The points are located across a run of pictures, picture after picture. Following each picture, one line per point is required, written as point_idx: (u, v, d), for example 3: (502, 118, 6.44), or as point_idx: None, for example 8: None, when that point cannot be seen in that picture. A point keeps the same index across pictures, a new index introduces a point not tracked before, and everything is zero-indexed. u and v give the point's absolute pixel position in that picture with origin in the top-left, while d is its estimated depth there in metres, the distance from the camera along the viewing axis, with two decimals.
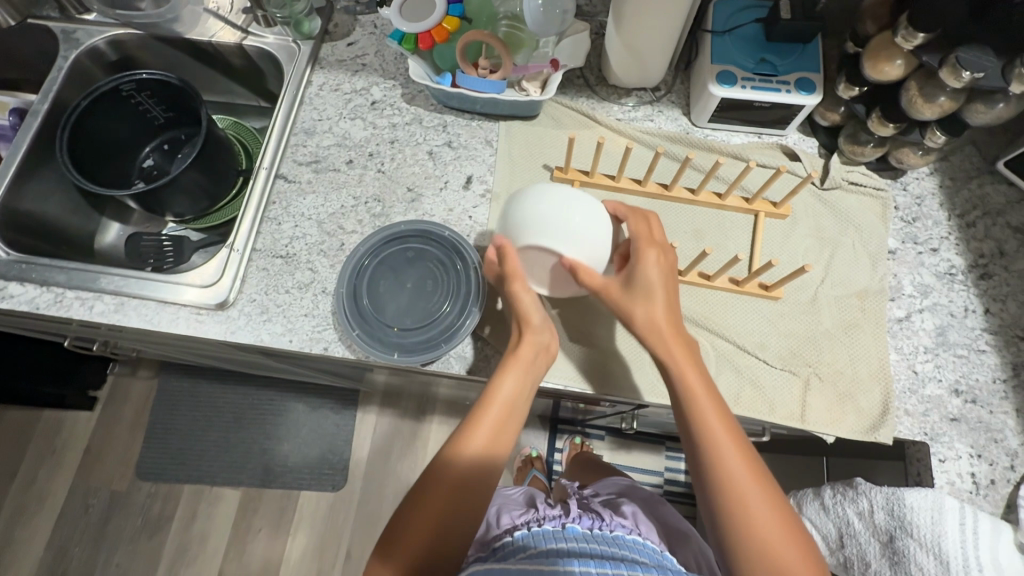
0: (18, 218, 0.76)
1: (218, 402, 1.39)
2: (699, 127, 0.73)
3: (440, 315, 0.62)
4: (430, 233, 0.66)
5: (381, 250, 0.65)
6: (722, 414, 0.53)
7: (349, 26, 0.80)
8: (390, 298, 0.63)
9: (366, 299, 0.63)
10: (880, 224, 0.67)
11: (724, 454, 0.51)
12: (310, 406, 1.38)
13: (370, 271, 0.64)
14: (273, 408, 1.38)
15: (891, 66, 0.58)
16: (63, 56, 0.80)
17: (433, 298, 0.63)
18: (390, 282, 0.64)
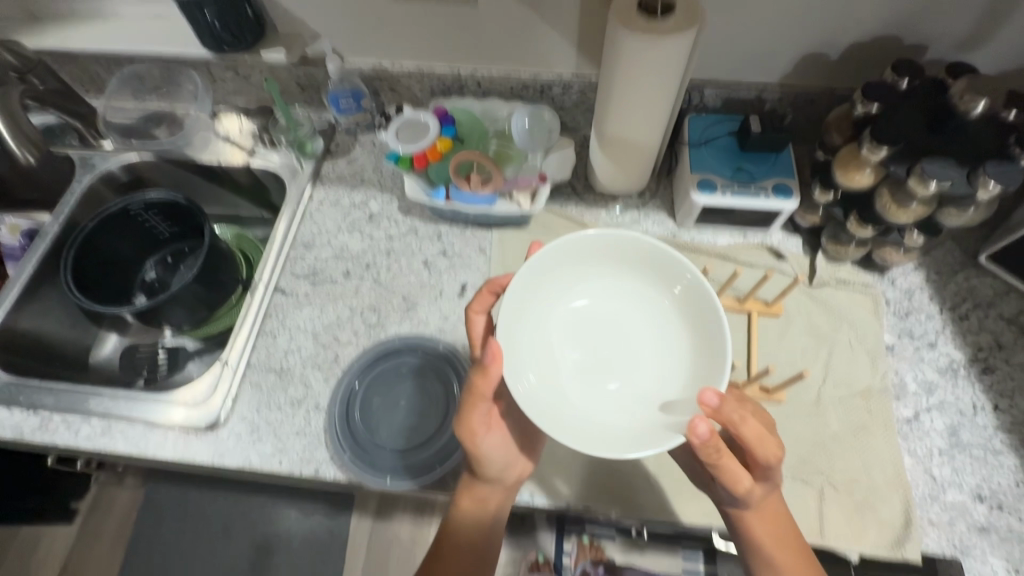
0: (15, 339, 0.76)
1: (206, 510, 1.32)
2: (685, 229, 0.75)
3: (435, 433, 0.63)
4: (424, 345, 0.68)
5: (372, 368, 0.67)
6: (777, 520, 0.52)
7: (350, 144, 0.86)
8: (383, 417, 0.64)
9: (358, 415, 0.64)
10: (874, 320, 0.67)
11: (781, 568, 0.51)
12: (303, 512, 1.30)
13: (362, 392, 0.65)
14: (263, 516, 1.31)
15: (861, 174, 0.61)
16: (78, 181, 0.84)
17: (426, 415, 0.64)
18: (384, 398, 0.65)
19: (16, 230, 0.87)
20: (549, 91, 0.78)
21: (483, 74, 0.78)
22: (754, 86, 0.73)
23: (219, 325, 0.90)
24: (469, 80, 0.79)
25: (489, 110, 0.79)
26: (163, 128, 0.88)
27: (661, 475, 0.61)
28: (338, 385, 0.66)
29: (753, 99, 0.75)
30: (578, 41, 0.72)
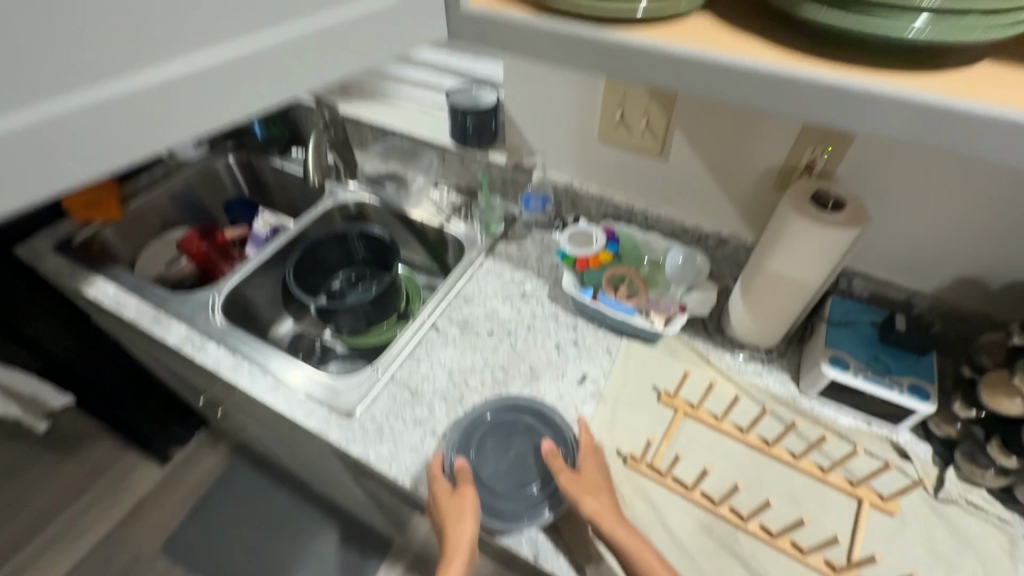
0: (237, 299, 0.99)
1: (272, 500, 1.46)
2: (806, 396, 0.77)
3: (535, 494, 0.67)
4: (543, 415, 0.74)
5: (502, 410, 0.75)
6: (594, 487, 0.63)
7: (524, 235, 1.03)
8: (496, 438, 0.72)
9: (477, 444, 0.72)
10: (1008, 560, 0.61)
11: (640, 549, 0.58)
12: (347, 539, 1.39)
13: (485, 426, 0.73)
14: (311, 527, 1.41)
15: (1009, 402, 0.60)
16: (322, 203, 1.11)
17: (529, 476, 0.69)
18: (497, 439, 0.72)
19: (266, 225, 1.16)
20: (705, 240, 0.89)
21: (653, 211, 0.92)
22: (906, 288, 0.77)
23: (367, 340, 1.06)
24: (638, 212, 0.93)
25: (650, 240, 0.90)
26: (392, 183, 1.13)
27: None
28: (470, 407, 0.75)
29: (901, 300, 0.78)
30: (744, 208, 0.83)
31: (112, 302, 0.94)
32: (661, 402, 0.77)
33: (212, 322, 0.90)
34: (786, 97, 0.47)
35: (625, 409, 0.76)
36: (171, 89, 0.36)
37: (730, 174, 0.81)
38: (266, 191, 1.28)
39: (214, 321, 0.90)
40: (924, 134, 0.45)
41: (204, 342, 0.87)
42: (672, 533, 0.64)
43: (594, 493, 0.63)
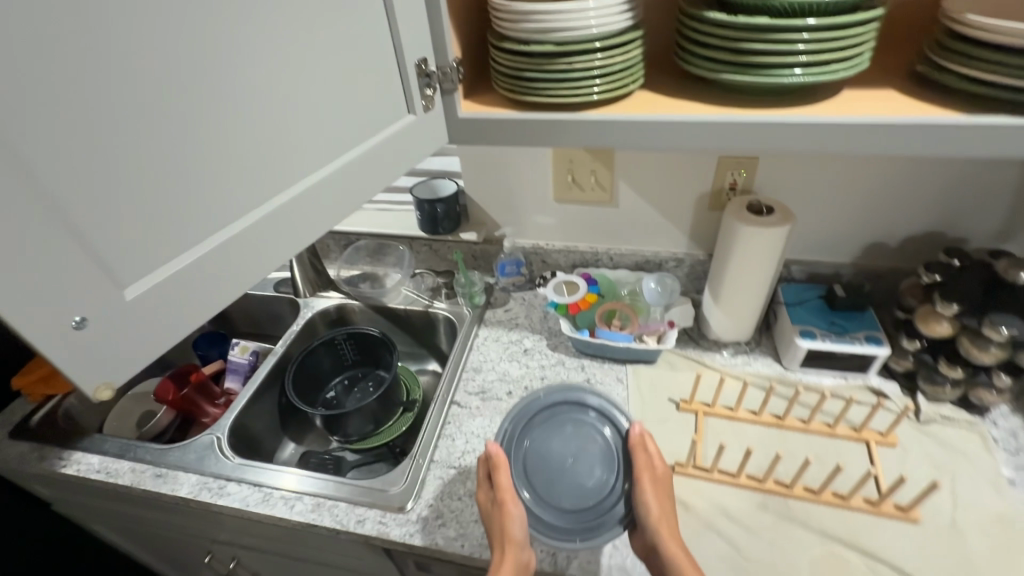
0: (239, 432, 0.95)
1: None
2: (792, 371, 0.90)
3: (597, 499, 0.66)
4: (612, 410, 0.71)
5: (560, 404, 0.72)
6: (666, 520, 0.65)
7: (505, 298, 1.11)
8: (553, 432, 0.70)
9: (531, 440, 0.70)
10: (988, 453, 0.75)
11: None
12: None
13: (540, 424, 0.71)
14: None
15: (939, 325, 0.76)
16: (302, 316, 1.12)
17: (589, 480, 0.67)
18: (557, 434, 0.70)
19: (245, 350, 1.12)
20: (665, 265, 1.04)
21: (616, 251, 1.05)
22: (831, 264, 0.95)
23: (383, 438, 1.04)
24: (604, 255, 1.06)
25: (621, 276, 1.03)
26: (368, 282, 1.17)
27: None
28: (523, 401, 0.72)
29: (831, 274, 0.96)
30: (690, 230, 0.99)
31: (99, 474, 0.86)
32: (681, 410, 0.85)
33: (224, 461, 0.86)
34: (723, 136, 0.61)
35: (654, 425, 0.84)
36: (261, 233, 0.48)
37: (671, 206, 0.97)
38: (233, 321, 1.26)
39: (226, 461, 0.86)
40: (821, 144, 0.60)
41: (222, 485, 0.83)
42: (735, 518, 0.71)
43: (666, 525, 0.64)
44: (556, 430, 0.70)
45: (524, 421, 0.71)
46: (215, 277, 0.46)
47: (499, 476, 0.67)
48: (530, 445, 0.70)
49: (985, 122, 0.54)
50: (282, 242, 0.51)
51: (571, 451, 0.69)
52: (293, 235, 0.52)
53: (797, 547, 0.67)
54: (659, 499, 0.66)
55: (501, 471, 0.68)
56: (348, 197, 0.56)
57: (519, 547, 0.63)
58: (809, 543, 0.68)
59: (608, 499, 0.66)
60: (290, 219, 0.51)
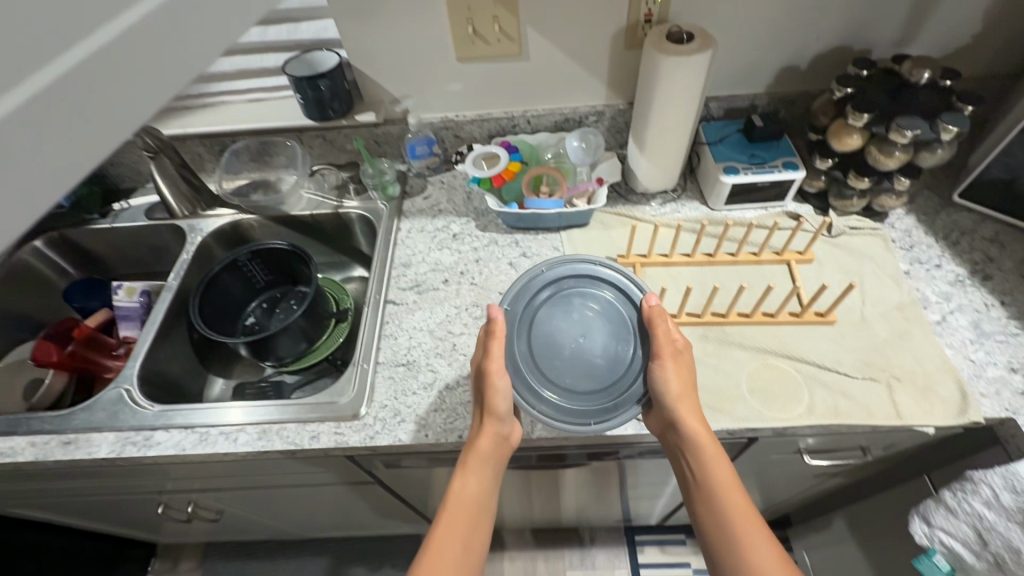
0: (152, 379, 0.84)
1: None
2: (718, 210, 0.91)
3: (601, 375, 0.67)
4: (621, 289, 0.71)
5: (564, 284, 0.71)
6: (687, 393, 0.64)
7: (423, 185, 1.01)
8: (557, 314, 0.70)
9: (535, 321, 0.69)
10: (889, 252, 0.82)
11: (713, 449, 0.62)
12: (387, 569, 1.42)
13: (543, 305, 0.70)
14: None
15: (850, 139, 0.78)
16: (190, 241, 0.96)
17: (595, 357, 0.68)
18: (560, 316, 0.70)
19: (133, 292, 0.96)
20: (585, 121, 0.97)
21: (532, 113, 0.96)
22: (748, 95, 0.93)
23: (320, 354, 0.98)
24: (520, 118, 0.97)
25: (542, 140, 0.96)
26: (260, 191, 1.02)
27: (753, 391, 0.70)
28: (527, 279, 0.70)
29: (747, 106, 0.94)
30: (608, 77, 0.92)
31: None
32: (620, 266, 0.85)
33: (143, 412, 0.76)
34: None
35: None
36: None
37: (586, 51, 0.88)
38: (108, 263, 1.07)
39: (145, 411, 0.77)
40: None
41: (148, 435, 0.74)
42: None
43: (686, 399, 0.64)
44: (561, 312, 0.70)
45: (525, 304, 0.69)
46: (22, 162, 0.28)
47: (493, 347, 0.66)
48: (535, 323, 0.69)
49: None
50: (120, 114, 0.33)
51: (581, 331, 0.69)
52: (128, 100, 0.34)
53: (736, 366, 0.73)
54: (679, 376, 0.64)
55: (494, 345, 0.66)
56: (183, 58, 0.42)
57: (504, 416, 0.65)
58: (746, 361, 0.73)
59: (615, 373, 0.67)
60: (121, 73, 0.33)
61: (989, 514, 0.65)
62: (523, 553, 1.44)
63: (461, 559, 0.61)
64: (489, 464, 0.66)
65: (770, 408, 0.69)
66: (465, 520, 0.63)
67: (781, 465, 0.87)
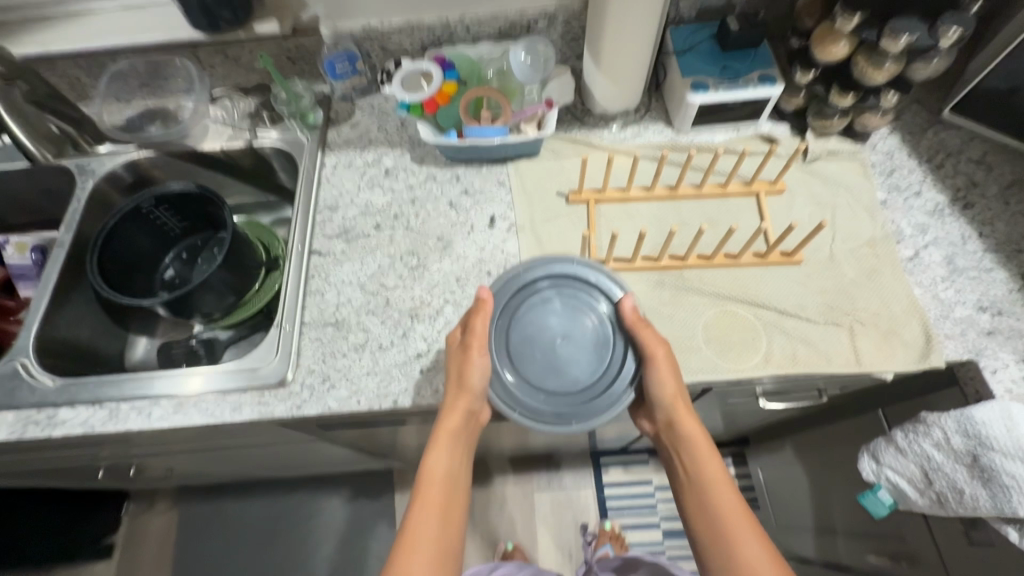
0: (54, 348, 0.76)
1: (266, 518, 1.47)
2: (684, 134, 0.80)
3: (609, 364, 0.63)
4: (558, 270, 0.65)
5: (517, 295, 0.64)
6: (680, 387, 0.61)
7: (349, 110, 0.87)
8: (536, 332, 0.63)
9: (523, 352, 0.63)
10: (866, 180, 0.74)
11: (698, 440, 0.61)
12: (362, 503, 1.48)
13: (512, 327, 0.63)
14: (318, 513, 1.47)
15: (836, 47, 0.67)
16: (79, 186, 0.83)
17: (592, 354, 0.63)
18: (532, 328, 0.63)
19: (24, 249, 0.85)
20: (534, 27, 0.82)
21: (471, 18, 0.81)
22: None
23: (249, 310, 0.90)
24: (457, 25, 0.81)
25: (483, 53, 0.82)
26: (156, 122, 0.86)
27: (708, 342, 0.65)
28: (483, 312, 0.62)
29: (723, 5, 0.80)
30: None
31: None
32: (572, 203, 0.76)
33: (44, 387, 0.69)
34: None
35: (546, 227, 0.75)
36: None
37: None
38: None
39: (45, 386, 0.69)
40: None
41: (51, 414, 0.67)
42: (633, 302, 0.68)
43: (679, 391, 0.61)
44: (532, 323, 0.63)
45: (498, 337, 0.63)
46: None
47: (476, 324, 0.60)
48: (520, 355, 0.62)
49: None
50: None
51: (562, 331, 0.63)
52: None
53: (693, 315, 0.67)
54: (674, 373, 0.60)
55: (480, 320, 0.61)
56: None
57: (475, 394, 0.60)
58: (703, 308, 0.67)
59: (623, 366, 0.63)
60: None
61: (937, 455, 0.64)
62: (493, 479, 1.48)
63: (441, 543, 0.57)
64: (456, 441, 0.62)
65: (725, 361, 0.64)
66: (443, 503, 0.60)
67: (739, 404, 0.85)
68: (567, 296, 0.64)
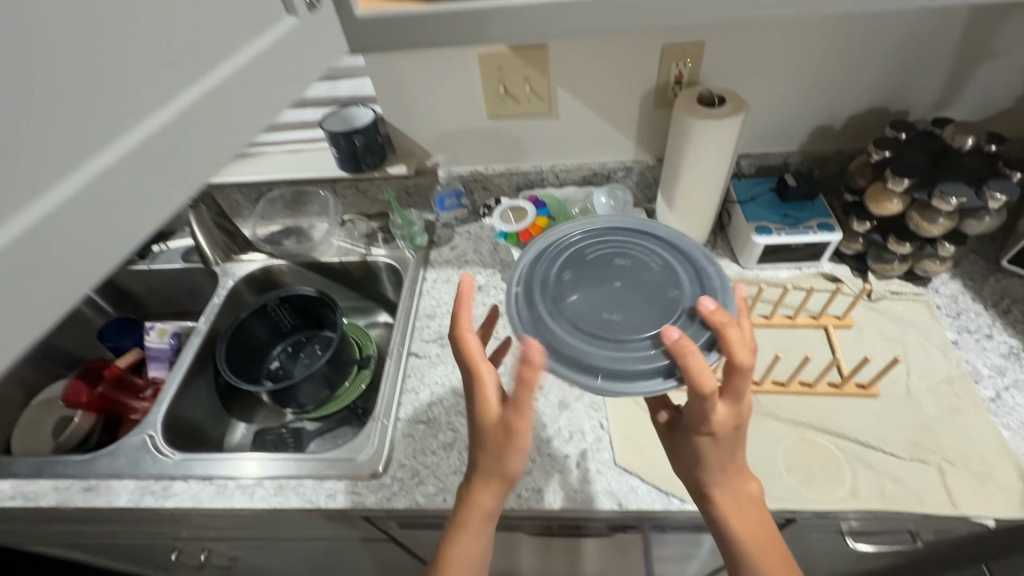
0: (174, 424, 0.85)
1: None
2: (749, 269, 0.89)
3: (680, 276, 0.55)
4: (564, 249, 0.59)
5: (551, 280, 0.56)
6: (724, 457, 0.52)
7: (450, 235, 1.02)
8: (606, 296, 0.54)
9: (620, 319, 0.52)
10: (934, 320, 0.78)
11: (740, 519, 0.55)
12: None
13: (585, 311, 0.53)
14: None
15: (891, 202, 0.76)
16: (222, 285, 0.99)
17: (653, 279, 0.55)
18: (598, 299, 0.54)
19: (163, 334, 0.98)
20: (613, 176, 0.97)
21: (560, 167, 0.97)
22: (779, 153, 0.92)
23: (340, 404, 0.97)
24: (549, 173, 0.98)
25: (569, 195, 0.96)
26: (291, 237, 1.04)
27: (792, 470, 0.66)
28: (526, 261, 0.58)
29: (779, 164, 0.93)
30: (637, 135, 0.92)
31: (15, 500, 0.75)
32: None
33: (165, 460, 0.77)
34: (682, 15, 0.49)
35: None
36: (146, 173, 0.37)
37: (616, 109, 0.89)
38: (145, 302, 1.11)
39: (166, 459, 0.77)
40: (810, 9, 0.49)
41: (167, 485, 0.74)
42: None
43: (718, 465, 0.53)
44: (587, 298, 0.54)
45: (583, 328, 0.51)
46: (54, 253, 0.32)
47: (471, 340, 0.50)
48: (582, 318, 0.52)
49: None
50: (119, 245, 0.36)
51: (616, 282, 0.55)
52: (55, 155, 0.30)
53: (773, 440, 0.69)
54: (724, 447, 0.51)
55: (464, 312, 0.51)
56: (229, 122, 0.43)
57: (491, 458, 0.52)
58: (782, 434, 0.69)
59: (680, 275, 0.55)
60: (117, 204, 0.36)
61: None
62: None
63: None
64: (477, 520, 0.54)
65: (811, 491, 0.64)
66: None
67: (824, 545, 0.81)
68: (585, 259, 0.57)
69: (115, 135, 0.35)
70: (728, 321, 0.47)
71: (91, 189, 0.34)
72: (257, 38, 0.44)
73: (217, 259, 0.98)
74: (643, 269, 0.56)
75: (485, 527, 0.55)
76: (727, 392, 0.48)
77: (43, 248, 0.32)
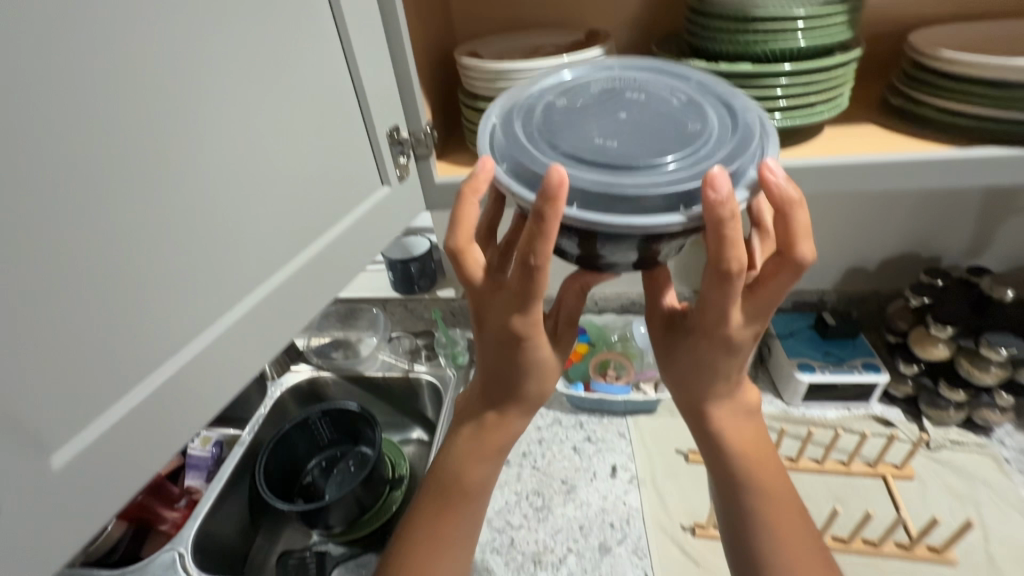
0: (204, 541, 0.84)
1: None
2: (794, 406, 0.86)
3: (704, 113, 0.41)
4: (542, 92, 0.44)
5: (531, 115, 0.42)
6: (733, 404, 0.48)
7: None
8: (602, 124, 0.40)
9: (617, 142, 0.38)
10: (1004, 476, 0.73)
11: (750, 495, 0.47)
12: None
13: (581, 142, 0.39)
14: None
15: (936, 347, 0.76)
16: (270, 396, 1.02)
17: (658, 105, 0.42)
18: (591, 128, 0.40)
19: (207, 442, 1.00)
20: None
21: (598, 295, 1.01)
22: (815, 290, 0.95)
23: (370, 522, 0.92)
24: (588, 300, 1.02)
25: (608, 321, 0.99)
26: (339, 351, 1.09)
27: None
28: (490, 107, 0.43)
29: (816, 300, 0.95)
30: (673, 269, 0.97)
31: None
32: (692, 462, 0.82)
33: None
34: None
35: (668, 484, 0.79)
36: (238, 336, 0.43)
37: None
38: None
39: None
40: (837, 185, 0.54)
41: None
42: None
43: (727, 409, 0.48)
44: (576, 132, 0.40)
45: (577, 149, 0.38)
46: None
47: (464, 207, 0.39)
48: (580, 148, 0.38)
49: (982, 154, 0.51)
50: (219, 392, 0.43)
51: (619, 115, 0.41)
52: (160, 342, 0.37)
53: None
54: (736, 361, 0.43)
55: (466, 211, 0.39)
56: (319, 285, 0.49)
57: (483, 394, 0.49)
58: None
59: (697, 100, 0.42)
60: (223, 359, 0.42)
61: None
62: None
63: None
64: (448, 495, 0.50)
65: None
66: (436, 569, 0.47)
67: None
68: (574, 98, 0.43)
69: (220, 314, 0.41)
70: (799, 194, 0.35)
71: (206, 349, 0.41)
72: (360, 210, 0.52)
73: (274, 372, 1.03)
74: (657, 104, 0.42)
75: (507, 442, 0.50)
76: (784, 253, 0.37)
77: (161, 401, 0.39)
